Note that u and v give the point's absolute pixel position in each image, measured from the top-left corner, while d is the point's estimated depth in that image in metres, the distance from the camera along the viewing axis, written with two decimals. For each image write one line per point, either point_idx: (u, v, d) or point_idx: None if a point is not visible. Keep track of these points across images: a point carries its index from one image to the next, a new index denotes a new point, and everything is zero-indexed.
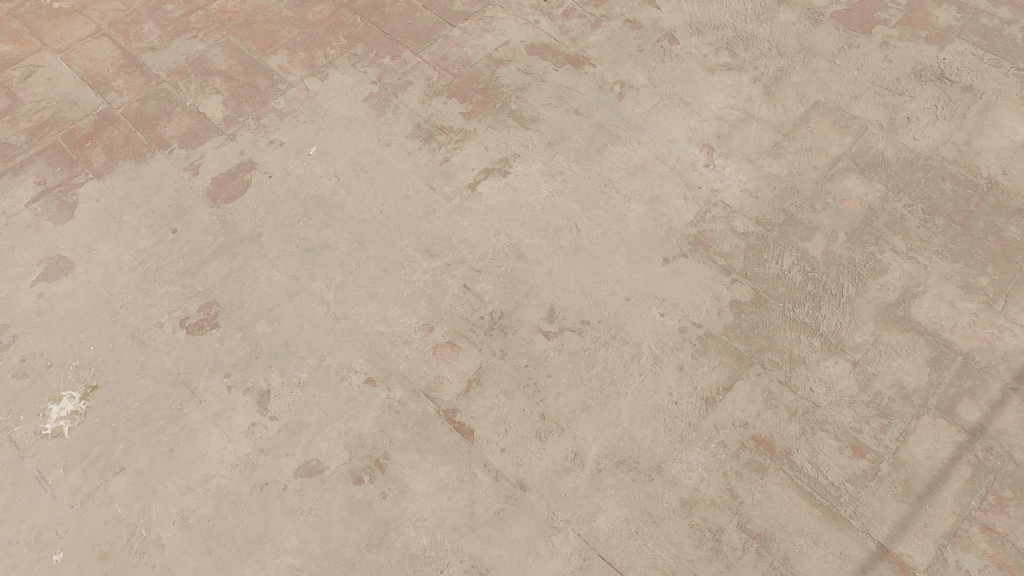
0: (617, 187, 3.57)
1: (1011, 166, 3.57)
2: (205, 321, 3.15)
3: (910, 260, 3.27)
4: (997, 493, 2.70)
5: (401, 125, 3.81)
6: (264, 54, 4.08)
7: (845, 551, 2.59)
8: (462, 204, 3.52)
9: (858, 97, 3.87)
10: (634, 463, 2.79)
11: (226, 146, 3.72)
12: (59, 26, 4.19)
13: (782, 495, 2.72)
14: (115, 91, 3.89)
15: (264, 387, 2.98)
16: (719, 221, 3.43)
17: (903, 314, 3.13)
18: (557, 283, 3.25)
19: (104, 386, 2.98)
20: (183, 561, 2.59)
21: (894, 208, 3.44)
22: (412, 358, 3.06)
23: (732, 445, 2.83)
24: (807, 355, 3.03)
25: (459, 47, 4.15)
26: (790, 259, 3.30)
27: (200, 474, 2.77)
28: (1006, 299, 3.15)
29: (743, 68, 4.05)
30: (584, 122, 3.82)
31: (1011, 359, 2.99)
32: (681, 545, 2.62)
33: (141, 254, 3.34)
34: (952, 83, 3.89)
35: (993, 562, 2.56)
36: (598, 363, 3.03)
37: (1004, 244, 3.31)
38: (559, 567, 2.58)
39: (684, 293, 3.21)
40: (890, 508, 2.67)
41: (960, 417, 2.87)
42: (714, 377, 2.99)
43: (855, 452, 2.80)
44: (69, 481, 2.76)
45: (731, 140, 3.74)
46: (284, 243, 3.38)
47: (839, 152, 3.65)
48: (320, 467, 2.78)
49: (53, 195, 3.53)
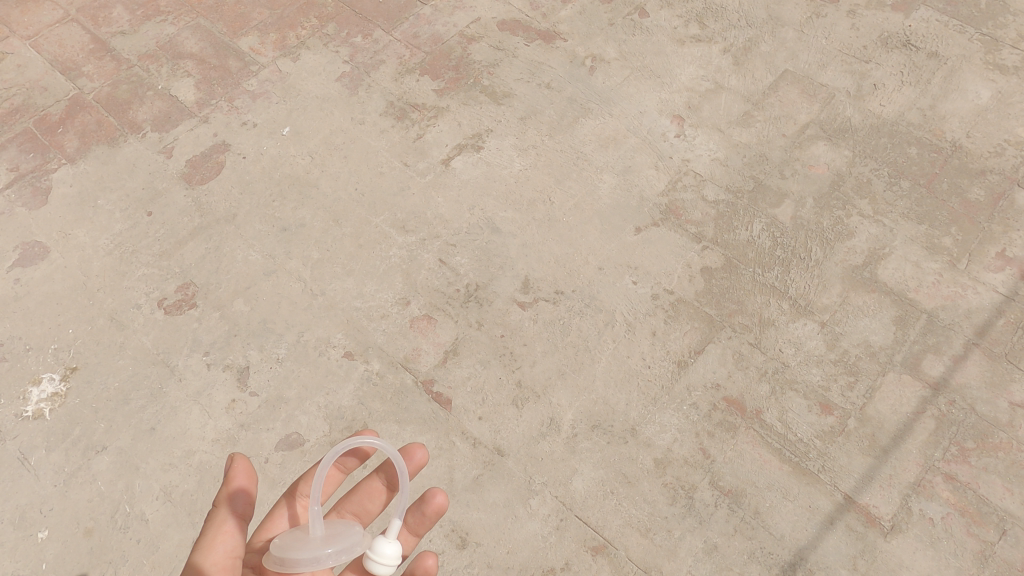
0: (589, 159, 3.60)
1: (974, 130, 3.63)
2: (183, 301, 3.18)
3: (877, 223, 3.34)
4: (960, 444, 2.79)
5: (374, 103, 3.83)
6: (234, 36, 4.07)
7: (814, 504, 2.68)
8: (436, 179, 3.54)
9: (826, 65, 3.92)
10: (609, 427, 2.85)
11: (199, 128, 3.72)
12: (27, 13, 4.16)
13: (753, 453, 2.79)
14: (86, 76, 3.88)
15: (243, 364, 3.01)
16: (690, 190, 3.49)
17: (870, 276, 3.20)
18: (532, 254, 3.30)
19: (83, 367, 3.00)
20: (168, 534, 2.64)
21: (861, 173, 3.50)
22: (389, 332, 3.10)
23: (704, 406, 2.89)
24: (776, 318, 3.09)
25: (431, 25, 4.16)
26: (759, 225, 3.35)
27: (182, 451, 2.81)
28: (969, 259, 3.23)
29: (712, 40, 4.08)
30: (556, 97, 3.85)
31: (973, 316, 3.08)
32: (655, 503, 2.69)
33: (118, 238, 3.35)
34: (918, 50, 3.95)
35: (955, 510, 2.65)
36: (572, 332, 3.08)
37: (967, 205, 3.38)
38: (536, 528, 2.64)
39: (656, 261, 3.27)
40: (857, 461, 2.76)
41: (925, 372, 2.95)
42: (686, 342, 3.05)
43: (823, 410, 2.88)
44: (51, 461, 2.79)
45: (701, 111, 3.78)
46: (260, 223, 3.40)
47: (807, 119, 3.71)
48: (300, 441, 2.83)
49: (26, 181, 3.52)
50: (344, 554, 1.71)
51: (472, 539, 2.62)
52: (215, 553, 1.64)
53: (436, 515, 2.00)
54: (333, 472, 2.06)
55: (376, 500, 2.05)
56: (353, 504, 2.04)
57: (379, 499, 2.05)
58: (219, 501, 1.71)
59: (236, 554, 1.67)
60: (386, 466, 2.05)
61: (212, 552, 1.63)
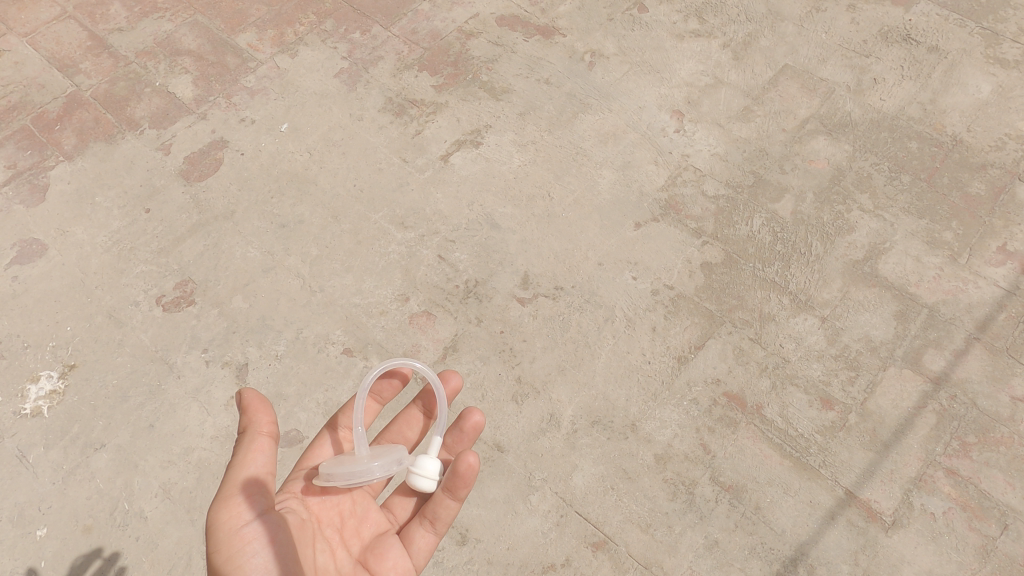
0: (588, 155, 3.59)
1: (975, 124, 3.62)
2: (181, 298, 3.17)
3: (877, 218, 3.33)
4: (961, 439, 2.78)
5: (372, 99, 3.81)
6: (232, 33, 4.06)
7: (815, 499, 2.67)
8: (435, 175, 3.53)
9: (826, 60, 3.91)
10: (609, 422, 2.84)
11: (197, 124, 3.71)
12: (24, 10, 4.14)
13: (753, 448, 2.78)
14: (84, 73, 3.86)
15: (242, 361, 3.00)
16: (690, 185, 3.47)
17: (870, 271, 3.19)
18: (531, 250, 3.28)
19: (81, 364, 2.99)
20: (167, 532, 2.63)
21: (861, 167, 3.49)
22: (388, 328, 3.09)
23: (704, 401, 2.88)
24: (777, 314, 3.08)
25: (429, 21, 4.14)
26: (759, 221, 3.34)
27: (181, 448, 2.81)
28: (970, 254, 3.22)
29: (712, 34, 4.07)
30: (555, 92, 3.83)
31: (974, 310, 3.07)
32: (656, 499, 2.68)
33: (115, 235, 3.34)
34: (918, 44, 3.93)
35: (957, 505, 2.64)
36: (572, 327, 3.07)
37: (968, 200, 3.37)
38: (537, 524, 2.64)
39: (656, 256, 3.25)
40: (858, 456, 2.75)
41: (926, 366, 2.94)
42: (686, 337, 3.04)
43: (824, 405, 2.87)
44: (50, 458, 2.78)
45: (700, 106, 3.77)
46: (258, 220, 3.39)
47: (807, 114, 3.69)
48: (299, 437, 2.81)
49: (24, 178, 3.51)
50: (387, 470, 1.94)
51: (472, 536, 2.61)
52: (248, 469, 1.81)
53: (474, 432, 2.26)
54: (371, 407, 2.33)
55: (414, 428, 2.36)
56: (393, 432, 2.34)
57: (417, 426, 2.36)
58: (250, 425, 1.89)
59: (268, 471, 1.84)
60: (424, 396, 2.36)
61: (246, 469, 1.81)
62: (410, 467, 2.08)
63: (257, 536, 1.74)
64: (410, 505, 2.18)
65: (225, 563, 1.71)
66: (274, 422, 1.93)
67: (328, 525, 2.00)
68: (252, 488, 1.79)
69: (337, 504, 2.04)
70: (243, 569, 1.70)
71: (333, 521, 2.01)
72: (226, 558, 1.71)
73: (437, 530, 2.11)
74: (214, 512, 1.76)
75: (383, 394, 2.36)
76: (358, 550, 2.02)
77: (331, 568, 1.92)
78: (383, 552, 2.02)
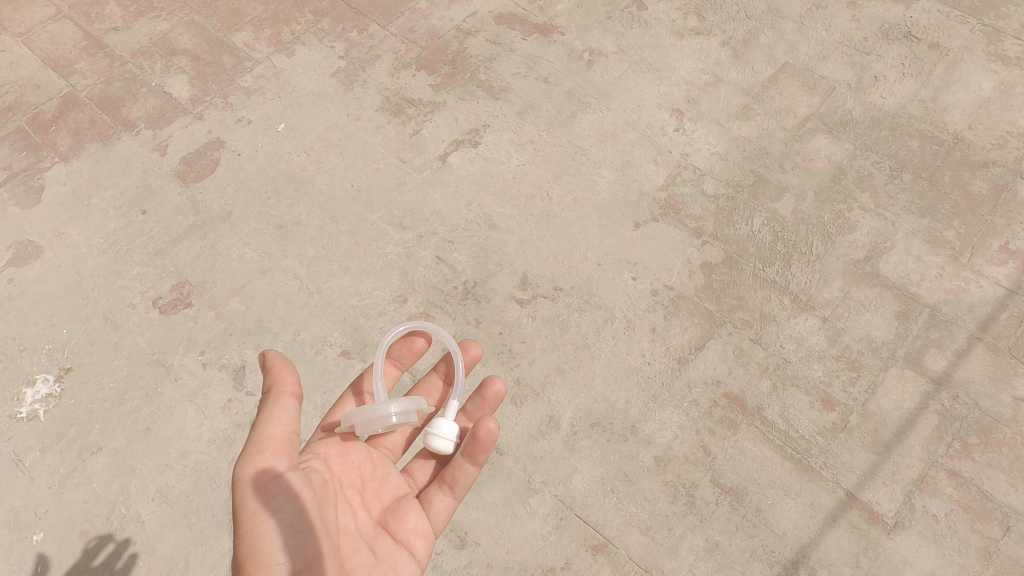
0: (587, 154, 3.57)
1: (977, 122, 3.60)
2: (178, 300, 3.14)
3: (878, 217, 3.30)
4: (963, 440, 2.76)
5: (369, 99, 3.79)
6: (229, 32, 4.03)
7: (816, 501, 2.65)
8: (432, 176, 3.51)
9: (826, 58, 3.88)
10: (609, 424, 2.82)
11: (193, 125, 3.68)
12: (19, 9, 4.11)
13: (754, 450, 2.76)
14: (80, 73, 3.84)
15: (238, 363, 2.98)
16: (690, 185, 3.45)
17: (872, 270, 3.16)
18: (530, 251, 3.26)
19: (78, 367, 2.97)
20: (164, 536, 2.61)
21: (862, 166, 3.47)
22: (386, 329, 3.07)
23: (705, 403, 2.86)
24: (777, 314, 3.06)
25: (427, 19, 4.11)
26: (759, 220, 3.32)
27: (178, 451, 2.79)
28: (972, 253, 3.19)
29: (712, 32, 4.04)
30: (553, 91, 3.81)
31: (976, 310, 3.05)
32: (655, 501, 2.67)
33: (111, 236, 3.32)
34: (919, 41, 3.91)
35: (959, 506, 2.63)
36: (571, 328, 3.05)
37: (970, 198, 3.35)
38: (536, 527, 2.62)
39: (655, 257, 3.23)
40: (859, 458, 2.73)
41: (928, 367, 2.92)
42: (686, 338, 3.02)
43: (825, 406, 2.85)
44: (46, 462, 2.76)
45: (700, 104, 3.74)
46: (255, 221, 3.37)
47: (807, 112, 3.67)
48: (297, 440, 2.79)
49: (20, 180, 3.49)
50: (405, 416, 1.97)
51: (471, 539, 2.60)
52: (274, 427, 1.84)
53: (494, 400, 2.31)
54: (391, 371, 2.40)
55: (433, 395, 2.41)
56: None
57: (436, 393, 2.42)
58: (275, 385, 1.92)
59: (292, 429, 1.87)
60: (443, 363, 2.44)
61: (271, 426, 1.84)
62: (427, 429, 2.10)
63: (281, 491, 1.75)
64: (430, 470, 2.20)
65: (249, 517, 1.73)
66: (297, 382, 1.96)
67: (350, 486, 2.00)
68: (278, 444, 1.81)
69: (358, 466, 2.06)
70: (267, 522, 1.72)
71: (354, 483, 2.02)
72: (250, 513, 1.73)
73: (456, 494, 2.12)
74: (240, 467, 1.79)
75: (402, 359, 2.42)
76: (378, 512, 2.02)
77: (352, 528, 1.92)
78: (403, 514, 2.01)
